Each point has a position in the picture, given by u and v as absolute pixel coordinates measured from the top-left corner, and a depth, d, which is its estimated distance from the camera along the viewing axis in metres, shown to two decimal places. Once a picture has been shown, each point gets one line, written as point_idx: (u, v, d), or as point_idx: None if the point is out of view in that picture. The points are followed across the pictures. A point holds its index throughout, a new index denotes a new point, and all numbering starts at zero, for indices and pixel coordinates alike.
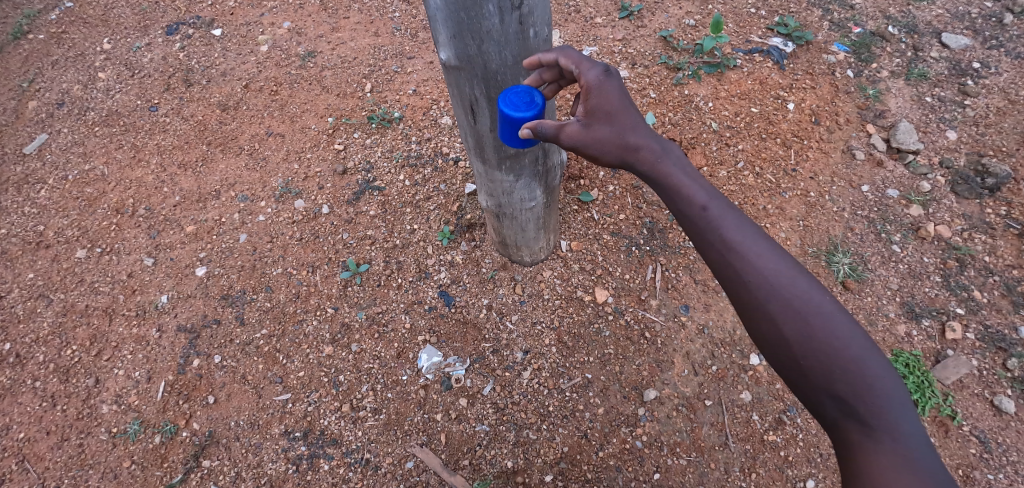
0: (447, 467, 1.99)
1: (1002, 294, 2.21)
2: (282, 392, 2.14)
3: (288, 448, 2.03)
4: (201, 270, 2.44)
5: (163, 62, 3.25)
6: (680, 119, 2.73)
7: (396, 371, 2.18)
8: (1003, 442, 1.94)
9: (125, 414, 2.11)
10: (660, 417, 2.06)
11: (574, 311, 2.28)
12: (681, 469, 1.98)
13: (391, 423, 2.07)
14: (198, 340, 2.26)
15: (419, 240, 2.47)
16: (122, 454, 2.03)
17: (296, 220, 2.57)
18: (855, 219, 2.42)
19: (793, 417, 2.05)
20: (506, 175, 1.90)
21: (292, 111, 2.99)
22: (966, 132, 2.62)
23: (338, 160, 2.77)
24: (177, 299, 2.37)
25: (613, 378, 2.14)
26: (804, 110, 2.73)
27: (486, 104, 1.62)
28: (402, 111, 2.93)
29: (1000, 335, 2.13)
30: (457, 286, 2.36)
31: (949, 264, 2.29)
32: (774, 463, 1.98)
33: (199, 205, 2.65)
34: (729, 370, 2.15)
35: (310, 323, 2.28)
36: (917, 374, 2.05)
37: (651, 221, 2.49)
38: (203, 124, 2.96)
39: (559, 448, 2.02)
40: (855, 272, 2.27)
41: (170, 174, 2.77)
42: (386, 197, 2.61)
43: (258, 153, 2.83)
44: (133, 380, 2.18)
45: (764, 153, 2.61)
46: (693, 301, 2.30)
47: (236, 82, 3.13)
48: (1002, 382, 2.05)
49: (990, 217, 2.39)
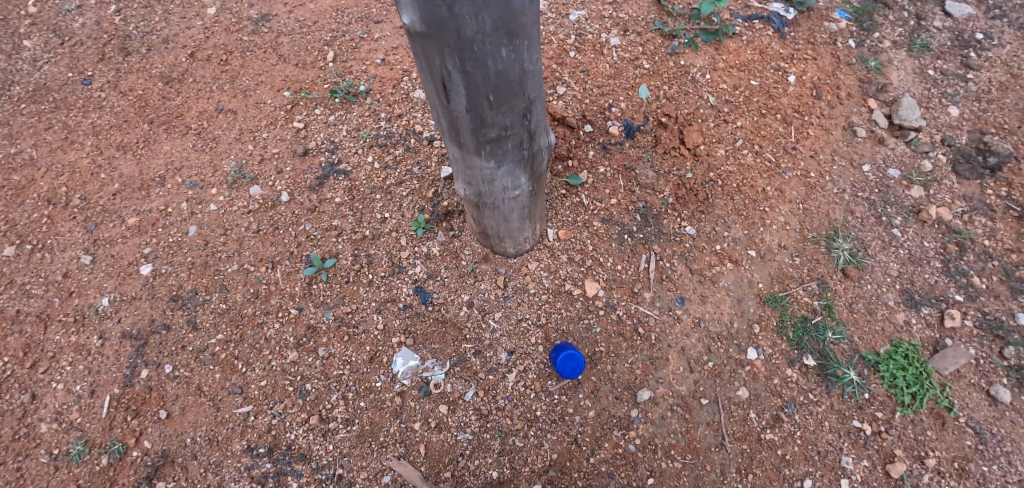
0: (427, 480, 1.86)
1: (1000, 279, 2.12)
2: (243, 405, 1.96)
3: (251, 466, 1.86)
4: (147, 268, 2.20)
5: (97, 27, 2.90)
6: (675, 93, 2.56)
7: (370, 377, 2.03)
8: (998, 433, 1.88)
9: (66, 433, 1.90)
10: (653, 419, 1.96)
11: (562, 306, 2.14)
12: (676, 472, 1.88)
13: (365, 435, 1.93)
14: (146, 348, 2.04)
15: (391, 231, 2.29)
16: (66, 478, 1.83)
17: (251, 209, 2.34)
18: (855, 202, 2.31)
19: (791, 414, 1.95)
20: (486, 161, 1.71)
21: (244, 84, 2.70)
22: (969, 108, 2.48)
23: (298, 140, 2.52)
24: (121, 302, 2.13)
25: (605, 379, 2.02)
26: (805, 83, 2.57)
27: (461, 78, 1.39)
28: (370, 83, 2.68)
29: (998, 322, 2.05)
30: (435, 281, 2.20)
31: (949, 249, 2.19)
32: (771, 462, 1.89)
33: (142, 193, 2.38)
34: (726, 365, 2.04)
35: (271, 326, 2.10)
36: (917, 366, 1.98)
37: (645, 206, 2.34)
38: (144, 99, 2.65)
39: (548, 455, 1.91)
40: (855, 258, 2.18)
41: (108, 157, 2.47)
42: (352, 182, 2.41)
43: (207, 132, 2.55)
44: (74, 395, 1.96)
45: (764, 130, 2.47)
46: (689, 293, 2.17)
47: (180, 50, 2.82)
48: (998, 371, 1.98)
49: (990, 198, 2.28)
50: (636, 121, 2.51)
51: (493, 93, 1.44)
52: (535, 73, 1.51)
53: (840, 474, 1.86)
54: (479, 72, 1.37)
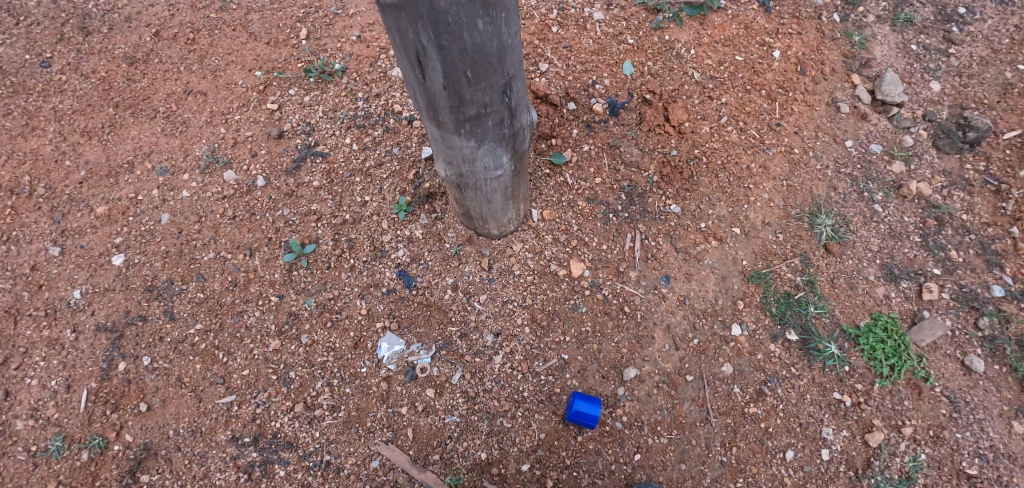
0: (416, 464, 1.86)
1: (977, 252, 2.16)
2: (226, 395, 1.93)
3: (237, 456, 1.85)
4: (119, 258, 2.13)
5: (53, 6, 2.74)
6: (659, 69, 2.52)
7: (355, 363, 2.00)
8: (971, 401, 1.93)
9: (44, 429, 1.85)
10: (640, 396, 1.98)
11: (548, 287, 2.13)
12: (661, 448, 1.91)
13: (351, 421, 1.92)
14: (122, 340, 1.99)
15: (373, 214, 2.25)
16: (46, 475, 1.79)
17: (226, 195, 2.27)
18: (838, 178, 2.32)
19: (773, 388, 1.99)
20: (466, 140, 1.66)
21: (214, 64, 2.60)
22: (950, 83, 2.49)
23: (273, 122, 2.44)
24: (93, 294, 2.06)
25: (591, 358, 2.03)
26: (790, 59, 2.55)
27: (436, 54, 1.33)
28: (345, 62, 2.59)
29: (974, 294, 2.09)
30: (418, 265, 2.17)
31: (928, 223, 2.22)
32: (754, 435, 1.92)
33: (110, 180, 2.29)
34: (711, 342, 2.06)
35: (252, 314, 2.06)
36: (896, 338, 2.01)
37: (630, 185, 2.32)
38: (108, 82, 2.52)
39: (536, 435, 1.92)
40: (837, 234, 2.20)
41: (72, 143, 2.36)
42: (331, 164, 2.35)
43: (176, 115, 2.45)
44: (50, 390, 1.91)
45: (749, 106, 2.45)
46: (674, 271, 2.17)
47: (144, 29, 2.69)
48: (973, 341, 2.02)
49: (969, 173, 2.31)
50: (620, 98, 2.48)
51: (470, 69, 1.39)
52: (514, 47, 1.46)
53: (821, 445, 1.90)
54: (455, 47, 1.31)
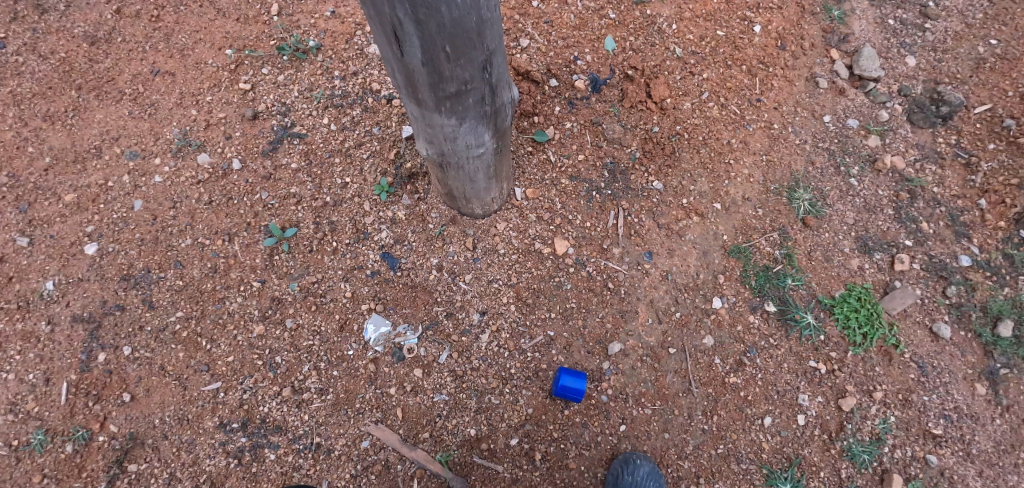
0: (406, 443, 1.89)
1: (946, 224, 2.23)
2: (211, 381, 1.92)
3: (226, 442, 1.85)
4: (92, 247, 2.07)
5: None
6: (641, 45, 2.50)
7: (342, 346, 2.00)
8: (938, 365, 2.02)
9: (24, 424, 1.82)
10: (625, 370, 2.02)
11: (533, 265, 2.15)
12: (646, 418, 1.97)
13: (340, 403, 1.93)
14: (101, 330, 1.95)
15: (354, 196, 2.22)
16: (30, 468, 1.77)
17: (201, 179, 2.21)
18: (816, 152, 2.36)
19: (752, 358, 2.05)
20: (447, 118, 1.64)
21: (181, 42, 2.49)
22: (925, 58, 2.52)
23: (246, 102, 2.36)
24: (68, 285, 2.00)
25: (576, 334, 2.06)
26: (770, 34, 2.55)
27: (414, 29, 1.29)
28: (320, 39, 2.51)
29: (942, 264, 2.17)
30: (402, 246, 2.15)
31: (901, 196, 2.28)
32: (734, 404, 1.99)
33: (77, 166, 2.20)
34: (692, 315, 2.10)
35: (234, 300, 2.03)
36: (869, 307, 2.09)
37: (612, 161, 2.33)
38: (68, 62, 2.40)
39: (524, 411, 1.95)
40: (815, 208, 2.25)
41: (34, 128, 2.25)
42: (309, 145, 2.29)
43: (144, 97, 2.36)
44: (28, 384, 1.87)
45: (730, 82, 2.46)
46: (657, 247, 2.20)
47: (103, 5, 2.55)
48: (941, 309, 2.10)
49: (941, 146, 2.37)
50: (602, 74, 2.46)
51: (449, 44, 1.36)
52: (493, 22, 1.42)
53: (797, 411, 1.98)
54: (433, 21, 1.28)
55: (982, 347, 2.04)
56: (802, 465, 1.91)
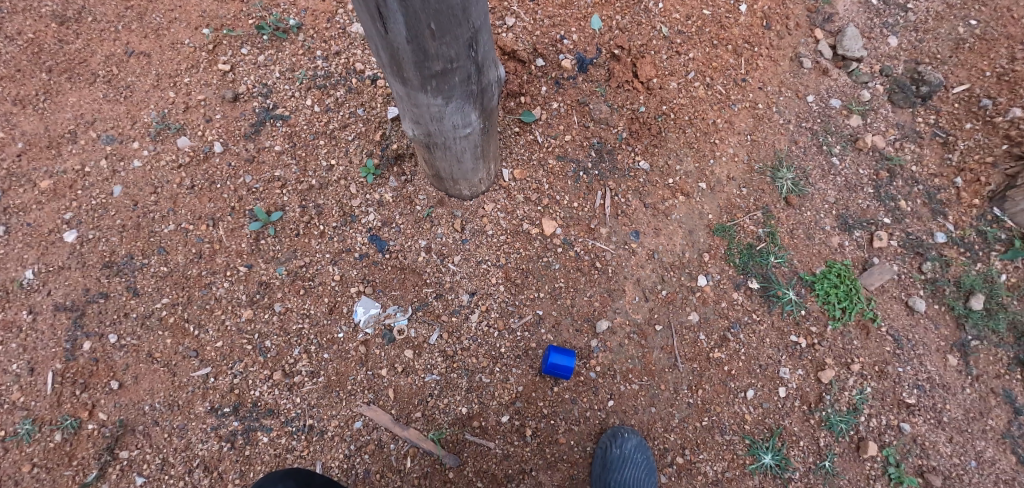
0: (399, 422, 1.91)
1: (923, 202, 2.29)
2: (200, 367, 1.91)
3: (218, 426, 1.85)
4: (71, 235, 2.02)
5: None
6: (627, 24, 2.48)
7: (331, 329, 2.00)
8: (913, 338, 2.10)
9: (11, 414, 1.80)
10: (612, 347, 2.06)
11: (521, 246, 2.16)
12: (633, 393, 2.02)
13: (332, 385, 1.94)
14: (85, 319, 1.92)
15: (340, 178, 2.19)
16: (20, 458, 1.76)
17: (182, 163, 2.16)
18: (799, 132, 2.39)
19: (736, 333, 2.10)
20: (432, 97, 1.62)
21: (155, 22, 2.40)
22: (906, 38, 2.55)
23: (226, 84, 2.31)
24: (47, 273, 1.96)
25: (565, 313, 2.09)
26: (756, 13, 2.54)
27: (397, 6, 1.27)
28: (300, 18, 2.44)
29: (919, 241, 2.23)
30: (390, 228, 2.15)
31: (880, 175, 2.33)
32: (718, 378, 2.05)
33: (52, 151, 2.14)
34: (678, 293, 2.15)
35: (220, 285, 2.01)
36: (848, 283, 2.15)
37: (599, 141, 2.33)
38: (36, 43, 2.31)
39: (514, 389, 1.99)
40: (797, 186, 2.29)
41: (4, 113, 2.18)
42: (292, 127, 2.25)
43: (119, 80, 2.28)
44: (12, 374, 1.84)
45: (716, 62, 2.46)
46: (643, 227, 2.23)
47: None
48: (916, 284, 2.18)
49: (920, 126, 2.42)
50: (588, 53, 2.45)
51: (434, 21, 1.34)
52: None
53: (779, 383, 2.05)
54: None
55: (955, 319, 2.12)
56: (783, 435, 1.98)
